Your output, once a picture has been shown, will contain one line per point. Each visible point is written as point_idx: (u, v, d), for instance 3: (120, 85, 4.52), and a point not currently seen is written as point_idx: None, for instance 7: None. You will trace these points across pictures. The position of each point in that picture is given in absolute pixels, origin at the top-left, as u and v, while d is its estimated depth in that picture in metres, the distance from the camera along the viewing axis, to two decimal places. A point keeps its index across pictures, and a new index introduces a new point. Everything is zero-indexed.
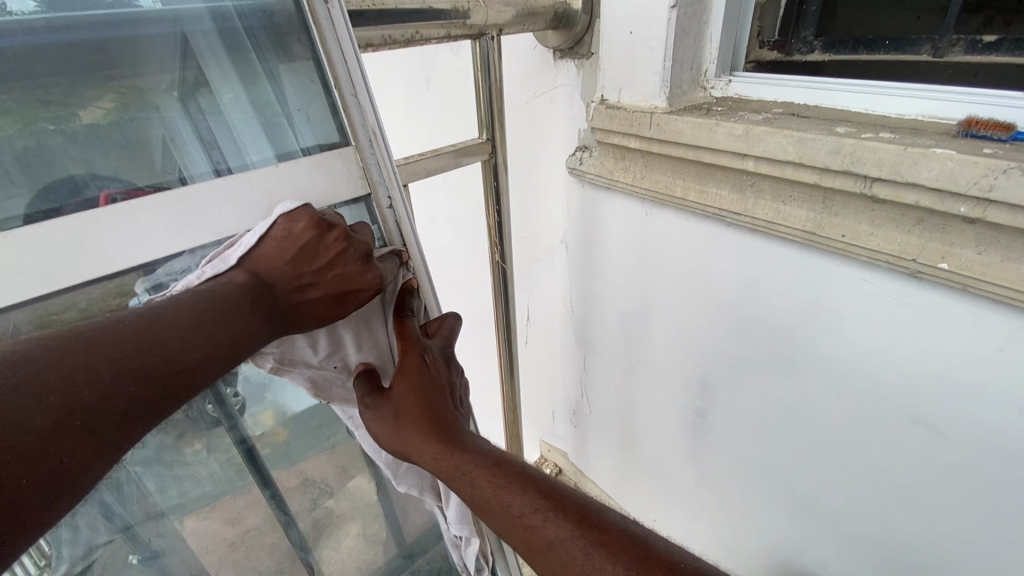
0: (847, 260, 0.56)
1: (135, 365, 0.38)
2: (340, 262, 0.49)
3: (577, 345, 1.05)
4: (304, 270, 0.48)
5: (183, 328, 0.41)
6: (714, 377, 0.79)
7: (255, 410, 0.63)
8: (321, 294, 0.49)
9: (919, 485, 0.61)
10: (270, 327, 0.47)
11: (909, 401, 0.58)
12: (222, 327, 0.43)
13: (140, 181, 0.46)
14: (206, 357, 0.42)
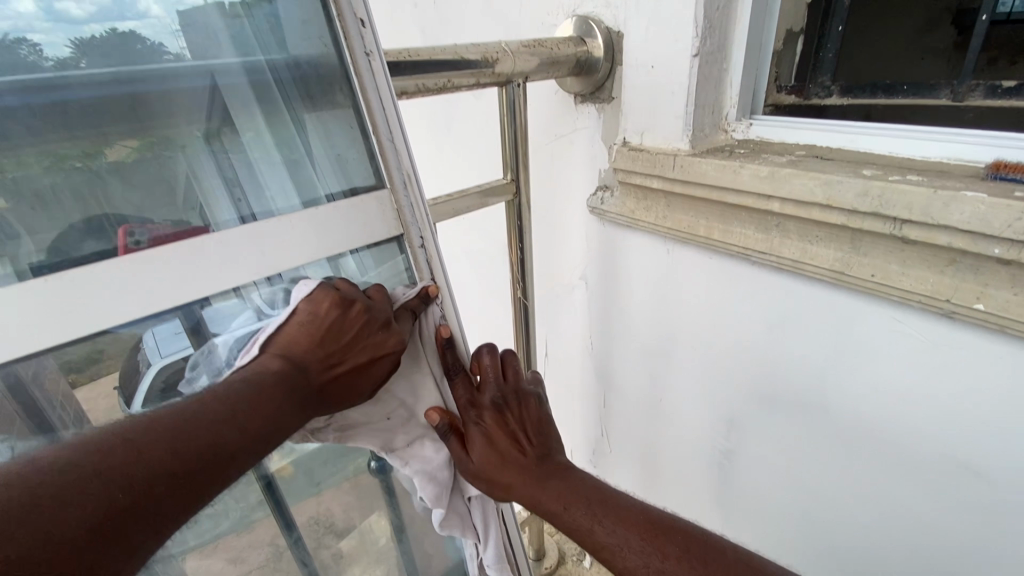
0: (877, 300, 0.56)
1: (170, 460, 0.38)
2: (360, 330, 0.51)
3: (597, 382, 1.04)
4: (329, 347, 0.50)
5: (217, 421, 0.42)
6: (740, 416, 0.77)
7: (273, 445, 0.63)
8: (352, 368, 0.51)
9: (964, 533, 0.59)
10: (310, 410, 0.48)
11: (949, 445, 0.56)
12: (255, 415, 0.43)
13: (159, 217, 0.47)
14: (238, 449, 0.42)
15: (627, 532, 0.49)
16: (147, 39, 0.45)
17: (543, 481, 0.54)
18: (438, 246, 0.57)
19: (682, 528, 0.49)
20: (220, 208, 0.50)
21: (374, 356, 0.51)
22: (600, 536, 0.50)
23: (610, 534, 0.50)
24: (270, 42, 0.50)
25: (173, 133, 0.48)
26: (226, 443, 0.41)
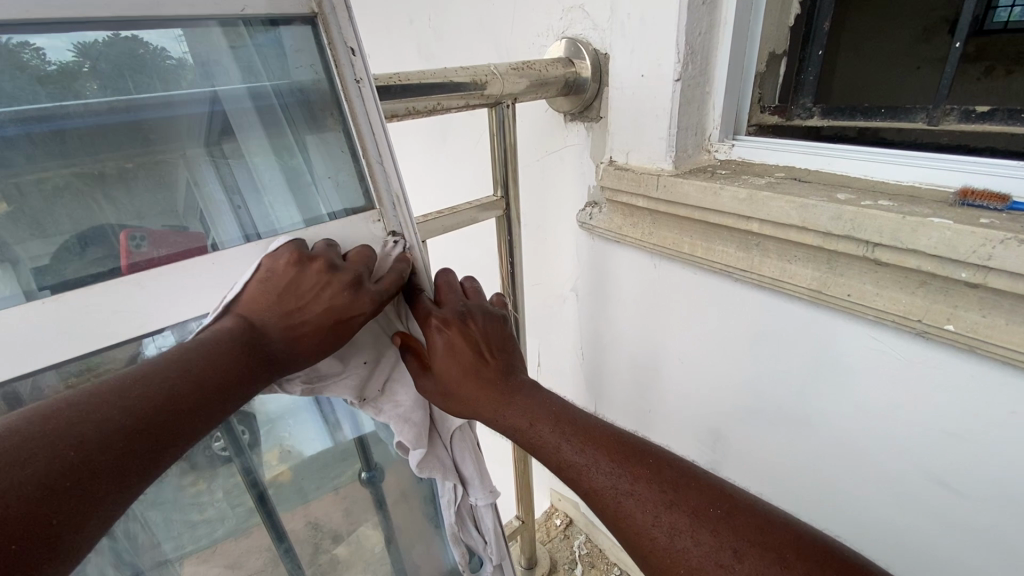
0: (854, 317, 0.58)
1: (122, 423, 0.37)
2: (324, 288, 0.48)
3: (588, 393, 1.05)
4: (293, 305, 0.48)
5: (175, 381, 0.41)
6: (726, 429, 0.79)
7: (265, 448, 0.65)
8: (316, 326, 0.49)
9: (943, 544, 0.60)
10: (268, 370, 0.47)
11: (925, 459, 0.57)
12: (213, 373, 0.42)
13: (161, 223, 0.48)
14: (197, 406, 0.41)
15: (598, 455, 0.49)
16: (149, 44, 0.45)
17: (510, 399, 0.54)
18: (427, 266, 0.59)
19: (654, 454, 0.49)
20: (224, 225, 0.52)
21: (337, 318, 0.49)
22: (569, 454, 0.50)
23: (580, 455, 0.49)
24: (275, 66, 0.51)
25: (178, 150, 0.49)
26: (183, 403, 0.41)
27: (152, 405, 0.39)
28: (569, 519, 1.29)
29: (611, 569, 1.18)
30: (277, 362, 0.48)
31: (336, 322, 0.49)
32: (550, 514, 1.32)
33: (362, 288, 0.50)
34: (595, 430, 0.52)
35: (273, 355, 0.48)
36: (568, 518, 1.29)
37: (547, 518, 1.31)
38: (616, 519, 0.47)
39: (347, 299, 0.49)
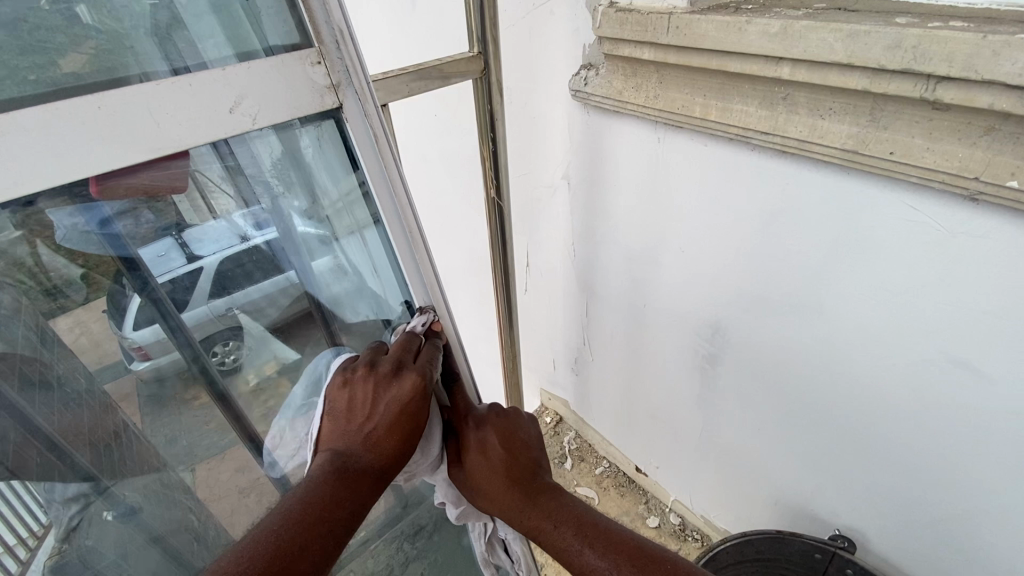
0: (892, 181, 0.49)
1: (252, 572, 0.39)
2: (384, 389, 0.49)
3: (580, 291, 0.99)
4: (365, 419, 0.49)
5: (304, 526, 0.43)
6: (728, 321, 0.73)
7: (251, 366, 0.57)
8: (386, 428, 0.49)
9: (951, 434, 0.56)
10: (377, 487, 0.48)
11: (950, 341, 0.52)
12: (328, 508, 0.44)
13: (92, 75, 0.36)
14: (327, 541, 0.43)
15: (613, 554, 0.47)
16: None
17: (534, 499, 0.53)
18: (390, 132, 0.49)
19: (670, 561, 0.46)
20: (148, 57, 0.39)
21: (402, 410, 0.49)
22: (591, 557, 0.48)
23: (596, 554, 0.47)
24: None
25: None
26: (318, 543, 0.43)
27: (279, 553, 0.40)
28: (559, 417, 1.29)
29: (599, 462, 1.20)
30: (383, 471, 0.49)
31: (401, 420, 0.49)
32: (540, 413, 1.32)
33: (408, 372, 0.50)
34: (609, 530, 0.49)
35: (373, 471, 0.48)
36: (558, 417, 1.29)
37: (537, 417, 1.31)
38: None
39: (406, 390, 0.49)
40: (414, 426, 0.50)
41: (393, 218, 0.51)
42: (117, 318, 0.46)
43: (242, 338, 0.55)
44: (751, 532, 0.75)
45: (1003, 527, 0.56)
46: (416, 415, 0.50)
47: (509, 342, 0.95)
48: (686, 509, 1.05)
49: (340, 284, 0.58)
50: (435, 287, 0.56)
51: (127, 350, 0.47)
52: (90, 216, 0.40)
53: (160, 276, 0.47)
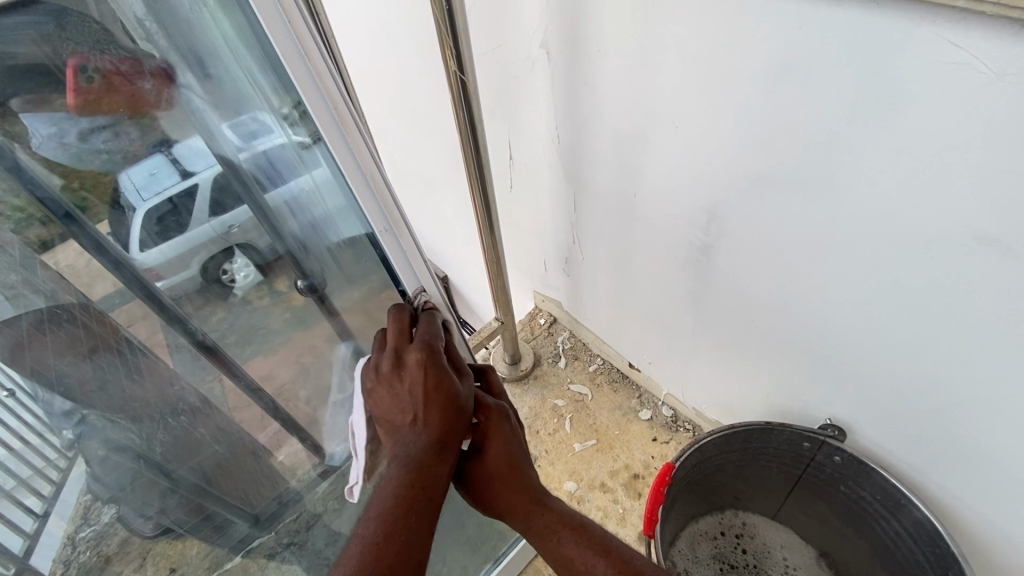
0: (930, 12, 0.39)
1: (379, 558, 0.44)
2: (401, 378, 0.56)
3: (566, 183, 0.90)
4: (402, 409, 0.55)
5: (394, 515, 0.47)
6: (723, 207, 0.66)
7: (245, 283, 0.67)
8: (439, 418, 0.53)
9: (958, 317, 0.51)
10: (447, 459, 0.53)
11: (974, 212, 0.45)
12: (411, 492, 0.49)
13: None
14: (415, 518, 0.48)
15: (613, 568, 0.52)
16: None
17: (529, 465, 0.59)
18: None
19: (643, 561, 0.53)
20: None
21: (447, 396, 0.54)
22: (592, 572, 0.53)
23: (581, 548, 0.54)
24: None
25: None
26: (409, 526, 0.47)
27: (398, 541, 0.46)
28: (553, 318, 1.26)
29: (593, 359, 1.19)
30: (438, 440, 0.53)
31: (427, 396, 0.54)
32: (534, 315, 1.29)
33: (410, 355, 0.56)
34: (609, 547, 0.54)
35: (430, 445, 0.52)
36: (552, 318, 1.26)
37: (531, 318, 1.28)
38: None
39: (415, 369, 0.55)
40: (438, 394, 0.54)
41: (318, 100, 0.49)
42: (122, 235, 0.54)
43: (247, 255, 0.65)
44: (738, 423, 0.74)
45: (1003, 406, 0.53)
46: (435, 386, 0.55)
47: (488, 241, 0.89)
48: (678, 402, 1.05)
49: (283, 207, 0.63)
50: (376, 176, 0.57)
51: (141, 272, 0.58)
52: (68, 128, 0.48)
53: (154, 198, 0.55)
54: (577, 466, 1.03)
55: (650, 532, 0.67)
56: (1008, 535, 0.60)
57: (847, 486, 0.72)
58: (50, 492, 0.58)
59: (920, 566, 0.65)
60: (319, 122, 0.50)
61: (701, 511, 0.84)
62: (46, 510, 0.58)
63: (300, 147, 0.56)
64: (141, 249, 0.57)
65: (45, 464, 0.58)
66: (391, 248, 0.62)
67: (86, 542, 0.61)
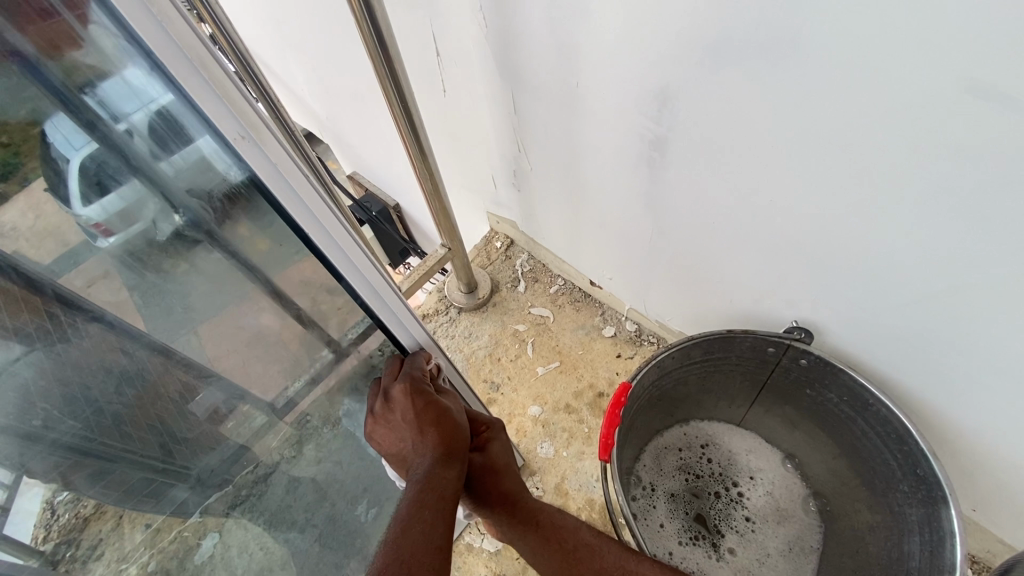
0: None
1: (402, 543, 0.42)
2: (393, 413, 0.58)
3: (502, 79, 0.76)
4: (402, 442, 0.57)
5: (410, 513, 0.46)
6: (678, 87, 0.55)
7: (195, 242, 0.54)
8: (436, 437, 0.54)
9: (940, 191, 0.44)
10: (453, 467, 0.51)
11: (967, 56, 0.36)
12: (425, 491, 0.48)
13: None
14: (432, 512, 0.46)
15: (581, 544, 0.56)
16: None
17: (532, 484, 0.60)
18: None
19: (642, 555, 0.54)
20: None
21: (435, 415, 0.55)
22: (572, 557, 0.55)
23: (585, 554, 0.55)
24: None
25: None
26: (422, 516, 0.45)
27: (417, 529, 0.44)
28: (509, 241, 1.18)
29: (554, 281, 1.12)
30: (442, 454, 0.52)
31: (417, 420, 0.56)
32: (489, 239, 1.20)
33: (395, 389, 0.59)
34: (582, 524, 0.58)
35: (430, 459, 0.52)
36: (509, 240, 1.17)
37: (486, 243, 1.19)
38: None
39: (402, 400, 0.58)
40: (427, 415, 0.55)
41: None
42: (62, 197, 0.45)
43: (182, 215, 0.51)
44: (698, 335, 0.68)
45: (988, 289, 0.47)
46: (424, 408, 0.56)
47: (415, 153, 0.77)
48: (641, 316, 1.00)
49: (186, 178, 0.47)
50: (236, 96, 0.37)
51: (86, 228, 0.48)
52: None
53: (89, 144, 0.45)
54: (542, 390, 0.99)
55: (607, 457, 0.62)
56: (978, 420, 0.58)
57: (814, 389, 0.68)
58: (14, 464, 0.55)
59: (886, 464, 0.62)
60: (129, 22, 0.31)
61: (665, 425, 0.81)
62: (16, 479, 0.55)
63: (177, 106, 0.39)
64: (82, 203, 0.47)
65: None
66: (286, 199, 0.44)
67: (64, 505, 0.60)
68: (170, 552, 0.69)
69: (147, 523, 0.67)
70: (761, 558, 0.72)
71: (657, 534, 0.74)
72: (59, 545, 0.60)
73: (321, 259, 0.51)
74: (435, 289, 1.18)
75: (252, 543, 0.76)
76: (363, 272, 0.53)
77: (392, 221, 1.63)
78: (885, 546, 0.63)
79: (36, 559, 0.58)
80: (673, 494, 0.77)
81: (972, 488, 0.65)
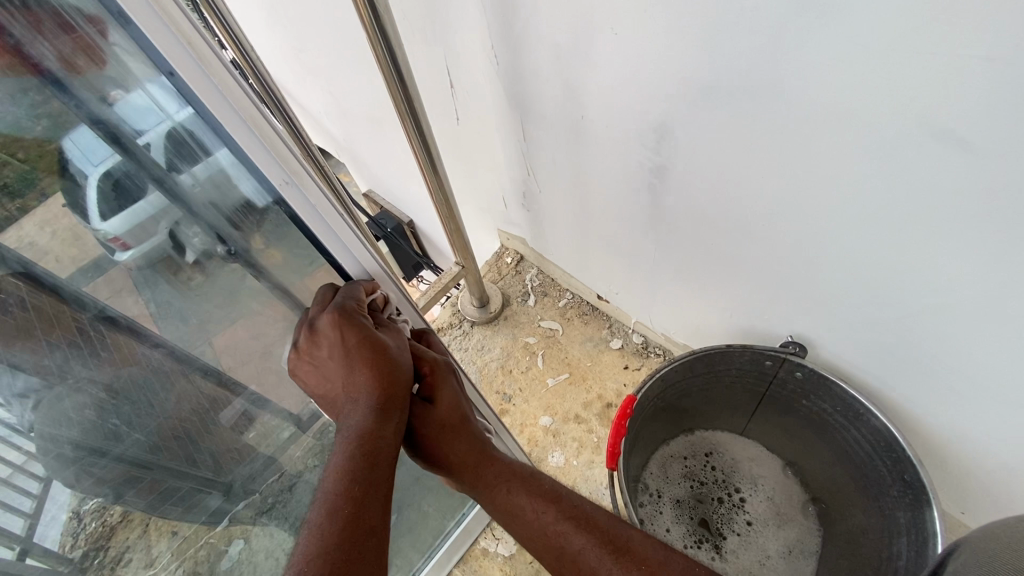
0: None
1: (336, 519, 0.43)
2: (324, 347, 0.54)
3: (512, 111, 0.82)
4: (336, 382, 0.54)
5: (336, 482, 0.46)
6: (675, 124, 0.60)
7: (209, 251, 0.56)
8: (370, 393, 0.51)
9: (913, 221, 0.49)
10: (388, 419, 0.50)
11: (931, 107, 0.41)
12: (356, 459, 0.47)
13: None
14: (361, 483, 0.46)
15: (564, 516, 0.53)
16: None
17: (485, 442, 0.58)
18: None
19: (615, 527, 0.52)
20: None
21: (370, 360, 0.52)
22: (544, 523, 0.53)
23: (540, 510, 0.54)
24: None
25: None
26: (352, 490, 0.45)
27: (352, 508, 0.44)
28: (520, 256, 1.22)
29: (563, 295, 1.16)
30: (375, 407, 0.50)
31: (350, 356, 0.52)
32: (500, 255, 1.25)
33: (323, 318, 0.54)
34: (561, 495, 0.55)
35: (366, 407, 0.50)
36: (518, 256, 1.23)
37: (497, 259, 1.24)
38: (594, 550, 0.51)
39: (331, 333, 0.52)
40: (359, 353, 0.51)
41: (158, 26, 0.34)
42: (80, 210, 0.47)
43: (197, 226, 0.53)
44: (699, 349, 0.72)
45: (965, 309, 0.51)
46: (356, 344, 0.52)
47: (431, 179, 0.83)
48: (646, 328, 1.04)
49: (206, 191, 0.50)
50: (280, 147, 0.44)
51: (104, 242, 0.50)
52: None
53: (105, 159, 0.46)
54: (552, 400, 1.04)
55: (613, 465, 0.66)
56: (964, 429, 0.61)
57: (809, 400, 0.72)
58: (44, 474, 0.56)
59: (878, 470, 0.66)
60: (199, 96, 0.38)
61: (669, 434, 0.86)
62: (44, 489, 0.56)
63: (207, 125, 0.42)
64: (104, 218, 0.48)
65: (25, 455, 0.54)
66: (320, 231, 0.51)
67: (91, 514, 0.61)
68: (200, 557, 0.72)
69: (174, 531, 0.69)
70: (762, 560, 0.75)
71: (662, 537, 0.78)
72: (86, 552, 0.60)
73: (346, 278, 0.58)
74: (448, 304, 1.23)
75: (277, 548, 0.81)
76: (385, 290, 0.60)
77: (406, 237, 1.69)
78: (878, 548, 0.66)
79: (65, 566, 0.59)
80: (678, 500, 0.81)
81: (966, 494, 0.68)
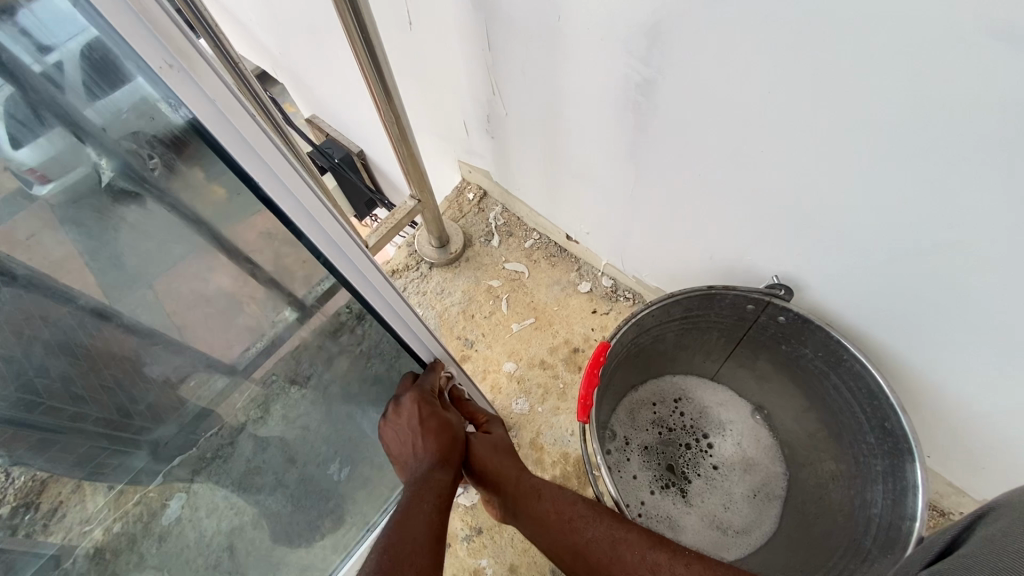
0: None
1: (405, 534, 0.54)
2: (400, 417, 0.68)
3: (475, 11, 0.69)
4: (406, 442, 0.67)
5: (407, 516, 0.57)
6: (670, 24, 0.50)
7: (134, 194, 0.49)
8: (436, 457, 0.64)
9: (937, 144, 0.42)
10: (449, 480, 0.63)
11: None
12: (422, 498, 0.59)
13: None
14: (429, 520, 0.57)
15: (571, 515, 0.62)
16: None
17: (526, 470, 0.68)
18: None
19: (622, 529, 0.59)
20: None
21: (436, 429, 0.66)
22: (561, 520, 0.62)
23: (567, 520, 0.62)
24: None
25: None
26: (424, 523, 0.57)
27: (414, 530, 0.55)
28: (482, 192, 1.12)
29: (529, 235, 1.08)
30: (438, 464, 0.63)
31: (420, 425, 0.66)
32: (461, 191, 1.14)
33: (404, 394, 0.69)
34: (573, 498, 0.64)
35: (432, 468, 0.63)
36: (481, 191, 1.12)
37: (458, 194, 1.13)
38: (611, 547, 0.58)
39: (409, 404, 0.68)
40: (430, 425, 0.66)
41: None
42: None
43: (118, 165, 0.47)
44: (679, 293, 0.66)
45: (975, 248, 0.47)
46: (427, 417, 0.66)
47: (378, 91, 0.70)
48: (618, 271, 0.98)
49: (123, 125, 0.43)
50: (161, 17, 0.31)
51: (19, 172, 0.44)
52: None
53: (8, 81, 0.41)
54: (517, 347, 0.98)
55: (586, 417, 0.61)
56: (945, 369, 0.59)
57: (789, 345, 0.68)
58: None
59: (855, 417, 0.64)
60: None
61: (640, 380, 0.82)
62: None
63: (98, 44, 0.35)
64: (11, 144, 0.43)
65: None
66: (234, 145, 0.38)
67: (17, 471, 0.59)
68: (136, 515, 0.68)
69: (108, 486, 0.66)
70: (726, 503, 0.74)
71: (629, 483, 0.75)
72: (14, 509, 0.59)
73: (277, 214, 0.46)
74: (404, 243, 1.12)
75: (220, 502, 0.75)
76: (325, 229, 0.48)
77: (357, 170, 1.54)
78: (848, 494, 0.66)
79: None
80: (647, 447, 0.79)
81: (928, 433, 0.69)
